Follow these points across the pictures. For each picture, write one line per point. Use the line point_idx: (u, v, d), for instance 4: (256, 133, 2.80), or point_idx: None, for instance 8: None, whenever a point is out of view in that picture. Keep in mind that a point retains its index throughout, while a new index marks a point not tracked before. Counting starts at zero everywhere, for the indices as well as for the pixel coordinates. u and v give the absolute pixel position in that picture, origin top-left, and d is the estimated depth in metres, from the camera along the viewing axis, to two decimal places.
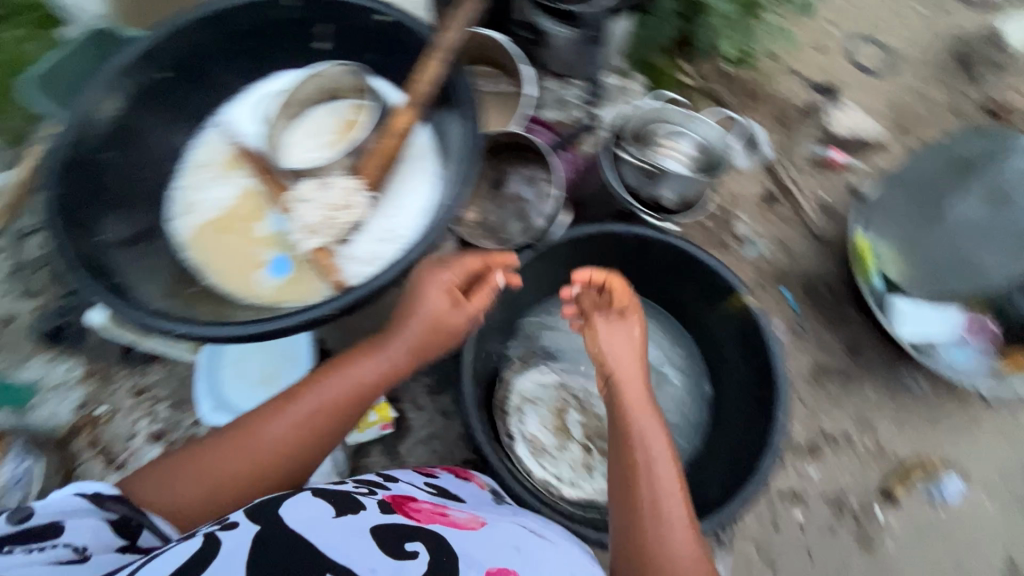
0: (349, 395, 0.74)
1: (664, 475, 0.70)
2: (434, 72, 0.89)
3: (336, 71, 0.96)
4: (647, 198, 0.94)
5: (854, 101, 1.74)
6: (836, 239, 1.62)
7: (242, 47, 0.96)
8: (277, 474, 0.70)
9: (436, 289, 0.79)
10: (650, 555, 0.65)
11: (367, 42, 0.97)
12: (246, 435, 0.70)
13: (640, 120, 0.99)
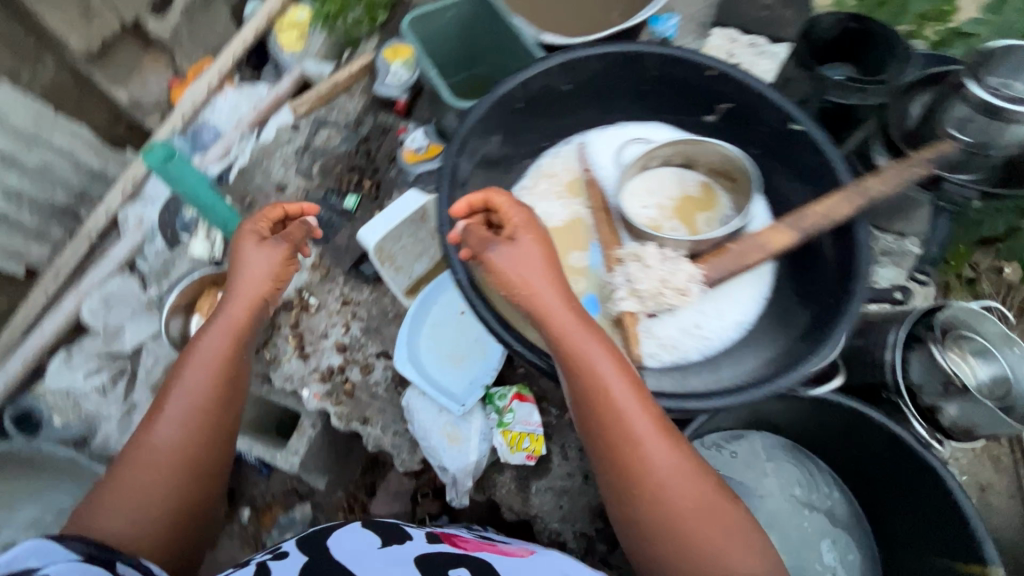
0: (229, 342, 0.78)
1: (662, 467, 0.61)
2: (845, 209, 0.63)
3: (721, 150, 0.70)
4: (923, 404, 0.80)
5: None
6: None
7: (650, 97, 0.75)
8: (212, 445, 0.73)
9: (255, 247, 0.84)
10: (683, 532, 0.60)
11: (766, 139, 0.72)
12: (144, 444, 0.70)
13: (950, 318, 0.85)
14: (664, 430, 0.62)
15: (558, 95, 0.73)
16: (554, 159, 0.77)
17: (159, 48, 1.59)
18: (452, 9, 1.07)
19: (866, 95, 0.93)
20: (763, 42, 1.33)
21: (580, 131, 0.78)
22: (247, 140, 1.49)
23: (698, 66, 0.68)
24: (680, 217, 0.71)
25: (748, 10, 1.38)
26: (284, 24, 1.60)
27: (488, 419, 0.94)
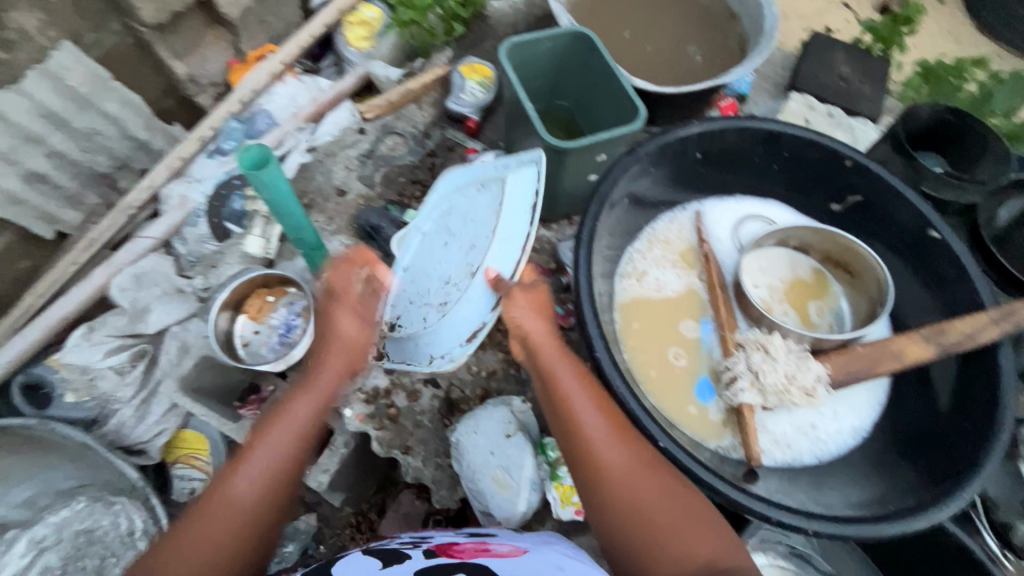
0: (295, 442, 0.76)
1: (620, 463, 0.63)
2: (978, 331, 0.67)
3: (841, 242, 0.75)
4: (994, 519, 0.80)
5: None
6: None
7: (775, 178, 0.82)
8: (270, 516, 0.71)
9: (343, 317, 0.86)
10: (652, 526, 0.59)
11: (890, 237, 0.78)
12: (225, 495, 0.70)
13: None
14: (621, 432, 0.66)
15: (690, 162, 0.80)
16: (669, 224, 0.82)
17: (224, 26, 1.54)
18: (551, 40, 1.05)
19: (962, 191, 0.92)
20: (838, 114, 1.34)
21: (699, 196, 0.83)
22: (302, 133, 1.45)
23: (835, 158, 0.76)
24: (792, 309, 0.76)
25: (825, 79, 1.39)
26: (353, 20, 1.57)
27: (539, 469, 0.92)
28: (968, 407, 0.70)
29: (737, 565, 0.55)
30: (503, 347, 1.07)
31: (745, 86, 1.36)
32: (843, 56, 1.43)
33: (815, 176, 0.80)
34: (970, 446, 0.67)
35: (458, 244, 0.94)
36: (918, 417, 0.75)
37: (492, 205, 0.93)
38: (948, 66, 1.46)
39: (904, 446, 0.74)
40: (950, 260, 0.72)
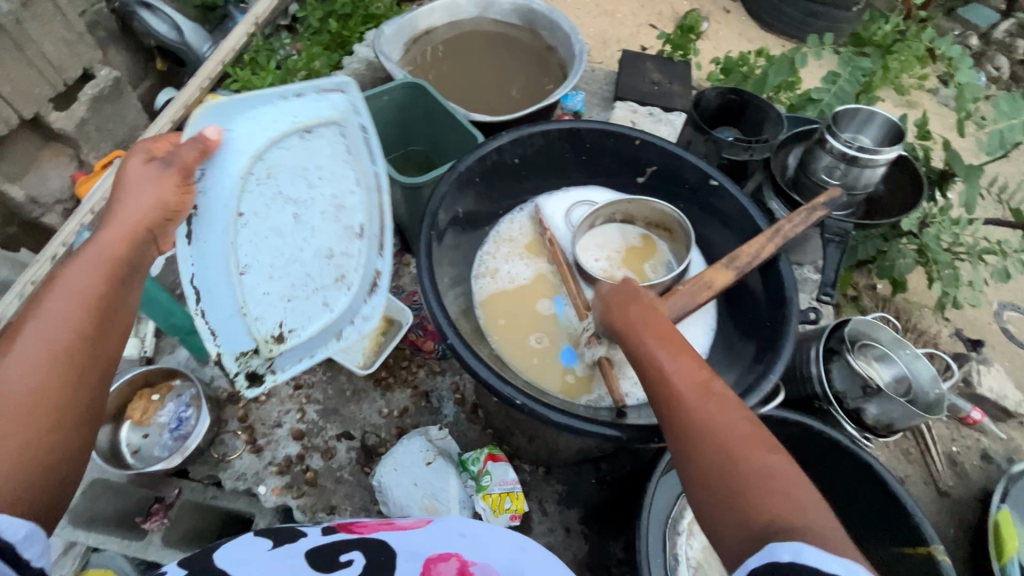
0: (92, 303, 0.59)
1: (709, 416, 0.54)
2: (759, 250, 0.77)
3: (645, 206, 0.88)
4: (848, 408, 0.93)
5: (1000, 369, 1.71)
6: (960, 499, 1.49)
7: (586, 167, 0.92)
8: (78, 424, 0.56)
9: (136, 168, 0.67)
10: (742, 483, 0.49)
11: (690, 193, 0.88)
12: (5, 384, 0.52)
13: (855, 329, 0.98)
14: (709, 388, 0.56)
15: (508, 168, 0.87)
16: (509, 225, 0.92)
17: (61, 141, 1.50)
18: (387, 93, 1.14)
19: (752, 152, 1.12)
20: (658, 112, 1.55)
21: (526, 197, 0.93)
22: None
23: (626, 140, 0.86)
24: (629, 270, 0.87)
25: (640, 85, 1.61)
26: (201, 111, 1.60)
27: (465, 487, 0.94)
28: (766, 310, 0.78)
29: (816, 527, 0.45)
30: (410, 382, 1.09)
31: (577, 104, 1.54)
32: (651, 65, 1.67)
33: (617, 160, 0.90)
34: (777, 333, 0.74)
35: (318, 207, 0.76)
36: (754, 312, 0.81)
37: (333, 150, 0.73)
38: (736, 58, 1.75)
39: (743, 334, 0.81)
40: (733, 202, 0.83)
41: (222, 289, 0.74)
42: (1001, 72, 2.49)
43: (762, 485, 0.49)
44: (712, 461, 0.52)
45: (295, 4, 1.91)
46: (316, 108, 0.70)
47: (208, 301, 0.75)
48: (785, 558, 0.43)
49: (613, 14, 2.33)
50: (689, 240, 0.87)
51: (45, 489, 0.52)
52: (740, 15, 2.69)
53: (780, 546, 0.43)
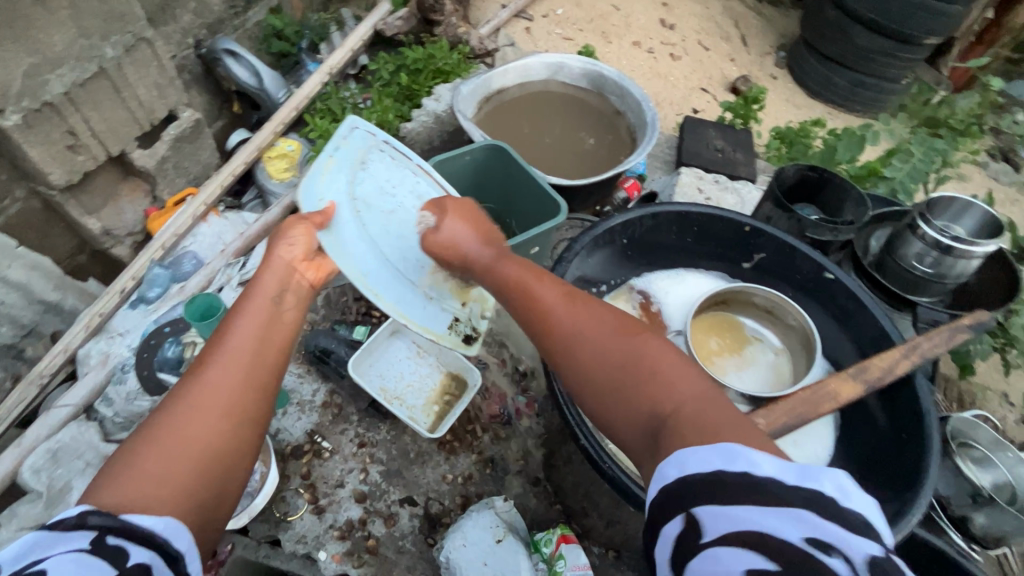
0: (263, 329, 0.63)
1: (575, 328, 0.62)
2: (892, 364, 0.72)
3: (761, 295, 0.85)
4: (954, 514, 0.87)
5: None
6: None
7: (691, 250, 0.92)
8: (240, 439, 0.58)
9: (280, 229, 0.74)
10: (645, 382, 0.55)
11: (801, 282, 0.88)
12: (194, 397, 0.57)
13: (954, 428, 0.94)
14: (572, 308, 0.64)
15: (618, 249, 0.88)
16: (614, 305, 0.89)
17: (139, 176, 1.54)
18: (470, 153, 1.17)
19: (837, 232, 1.09)
20: (722, 179, 1.54)
21: (635, 275, 0.92)
22: (233, 267, 1.44)
23: (738, 224, 0.87)
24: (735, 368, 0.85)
25: (704, 152, 1.62)
26: (272, 154, 1.67)
27: (537, 569, 0.89)
28: (902, 423, 0.74)
29: (684, 416, 0.51)
30: (475, 447, 1.06)
31: (642, 168, 1.55)
32: (714, 132, 1.69)
33: (723, 246, 0.91)
34: (917, 453, 0.70)
35: (408, 202, 0.94)
36: (881, 425, 0.77)
37: (384, 163, 0.94)
38: (797, 129, 1.76)
39: (871, 456, 0.77)
40: (851, 296, 0.82)
41: (394, 292, 0.86)
42: None
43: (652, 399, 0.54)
44: (595, 381, 0.58)
45: (365, 56, 1.99)
46: (363, 136, 0.93)
47: (393, 303, 0.85)
48: (674, 479, 0.46)
49: (666, 76, 2.39)
50: (803, 341, 0.84)
51: (205, 498, 0.54)
52: (787, 81, 2.74)
53: (685, 454, 0.47)
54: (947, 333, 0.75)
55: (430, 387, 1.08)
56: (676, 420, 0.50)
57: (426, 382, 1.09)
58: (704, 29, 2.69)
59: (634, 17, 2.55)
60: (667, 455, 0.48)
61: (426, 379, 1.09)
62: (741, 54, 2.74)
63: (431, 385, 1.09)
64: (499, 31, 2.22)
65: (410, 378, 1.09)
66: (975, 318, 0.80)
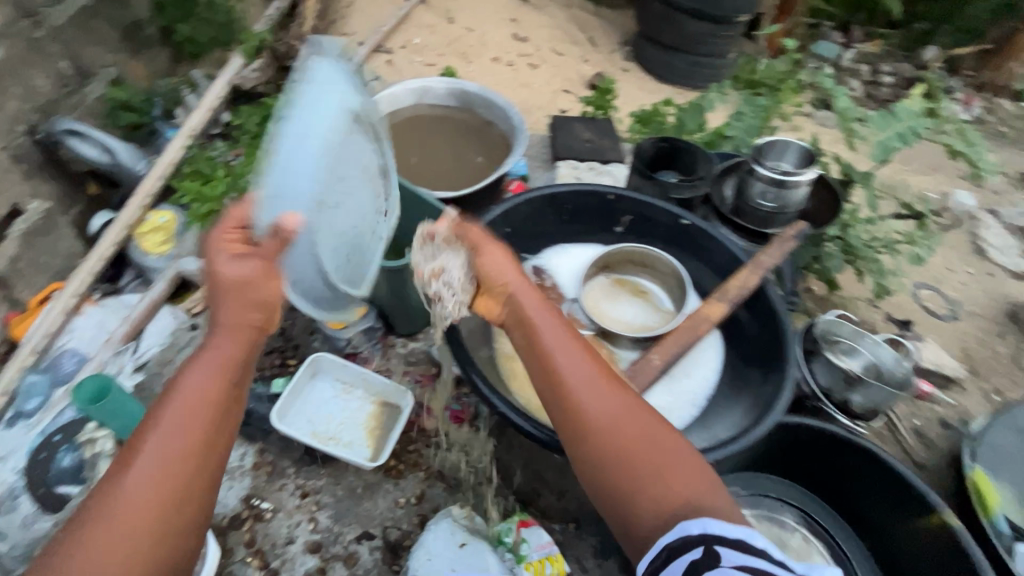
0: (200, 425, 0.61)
1: (597, 402, 0.64)
2: (748, 280, 0.86)
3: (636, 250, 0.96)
4: (837, 400, 1.01)
5: (931, 343, 1.98)
6: (935, 468, 1.67)
7: (568, 227, 1.01)
8: (174, 544, 0.57)
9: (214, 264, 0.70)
10: (656, 464, 0.60)
11: (664, 234, 0.99)
12: (121, 508, 0.56)
13: (821, 329, 1.10)
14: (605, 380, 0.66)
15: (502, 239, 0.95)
16: None
17: None
18: None
19: (696, 188, 1.25)
20: (596, 165, 1.68)
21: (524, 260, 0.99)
22: (123, 355, 1.33)
23: (603, 195, 0.96)
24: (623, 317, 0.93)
25: (575, 145, 1.76)
26: (144, 229, 1.55)
27: (504, 561, 0.92)
28: (765, 331, 0.86)
29: (698, 493, 0.58)
30: (421, 465, 1.07)
31: (523, 169, 1.64)
32: (580, 126, 1.83)
33: (592, 219, 1.01)
34: (778, 349, 0.83)
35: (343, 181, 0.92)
36: (749, 335, 0.89)
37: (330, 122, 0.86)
38: (650, 110, 1.97)
39: (749, 363, 0.88)
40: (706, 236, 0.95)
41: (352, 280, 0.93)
42: (858, 91, 3.03)
43: (664, 469, 0.60)
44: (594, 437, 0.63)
45: (227, 112, 1.94)
46: (329, 98, 0.82)
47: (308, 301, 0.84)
48: (696, 531, 0.55)
49: (529, 84, 2.55)
50: (675, 286, 0.96)
51: None
52: (637, 71, 3.02)
53: (688, 522, 0.56)
54: (779, 245, 0.91)
55: (363, 419, 1.07)
56: (692, 502, 0.57)
57: (356, 415, 1.08)
58: (554, 37, 2.91)
59: (488, 35, 2.70)
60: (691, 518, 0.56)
61: (355, 412, 1.08)
62: (592, 53, 2.99)
63: (364, 417, 1.08)
64: (361, 67, 2.26)
65: (340, 415, 1.07)
66: (797, 228, 0.95)
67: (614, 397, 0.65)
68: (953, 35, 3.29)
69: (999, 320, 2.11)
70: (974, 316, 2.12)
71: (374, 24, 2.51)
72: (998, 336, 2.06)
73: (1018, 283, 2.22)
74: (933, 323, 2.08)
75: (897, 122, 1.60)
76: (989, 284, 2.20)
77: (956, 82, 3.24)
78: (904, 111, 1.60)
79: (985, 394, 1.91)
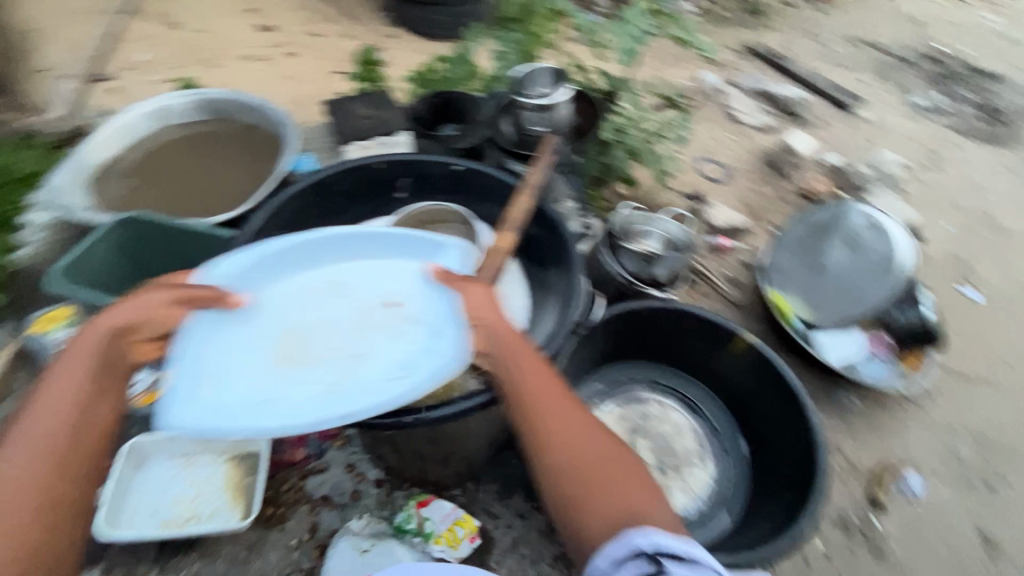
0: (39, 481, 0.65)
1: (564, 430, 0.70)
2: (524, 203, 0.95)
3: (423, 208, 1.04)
4: (646, 279, 1.14)
5: (720, 205, 2.33)
6: (750, 302, 2.00)
7: (352, 209, 1.06)
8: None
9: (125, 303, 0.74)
10: (610, 483, 0.67)
11: (443, 185, 1.07)
12: None
13: (620, 224, 1.21)
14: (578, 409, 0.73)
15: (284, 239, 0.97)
16: None
17: None
18: (102, 240, 1.01)
19: (475, 133, 1.28)
20: (385, 139, 1.64)
21: None
22: None
23: (370, 167, 1.02)
24: None
25: (357, 124, 1.68)
26: None
27: (414, 546, 0.94)
28: (547, 237, 0.99)
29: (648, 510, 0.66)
30: (302, 497, 1.00)
31: (311, 164, 1.55)
32: (356, 104, 1.75)
33: (370, 194, 1.07)
34: (562, 248, 0.96)
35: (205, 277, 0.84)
36: (545, 246, 1.01)
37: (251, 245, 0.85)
38: (422, 71, 1.95)
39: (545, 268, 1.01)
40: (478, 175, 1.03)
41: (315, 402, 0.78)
42: (605, 7, 3.33)
43: (617, 490, 0.67)
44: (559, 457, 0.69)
45: None
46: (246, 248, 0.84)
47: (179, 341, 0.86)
48: (643, 543, 0.61)
49: (295, 74, 2.36)
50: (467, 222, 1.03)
51: None
52: (404, 35, 2.95)
53: (637, 534, 0.62)
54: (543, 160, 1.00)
55: (216, 481, 0.96)
56: (631, 517, 0.64)
57: (205, 480, 0.96)
58: (306, 19, 2.70)
59: (230, 34, 2.42)
60: (631, 530, 0.63)
61: (204, 478, 0.97)
62: (354, 26, 2.85)
63: (215, 478, 0.97)
64: (80, 106, 1.89)
65: (187, 490, 0.95)
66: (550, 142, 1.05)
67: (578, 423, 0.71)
68: None
69: (762, 168, 2.54)
70: (745, 171, 2.53)
71: (79, 51, 2.10)
72: (764, 181, 2.48)
73: (766, 134, 2.68)
74: (716, 188, 2.45)
75: (630, 27, 1.78)
76: (745, 142, 2.64)
77: None
78: (632, 15, 1.78)
79: (768, 230, 2.31)
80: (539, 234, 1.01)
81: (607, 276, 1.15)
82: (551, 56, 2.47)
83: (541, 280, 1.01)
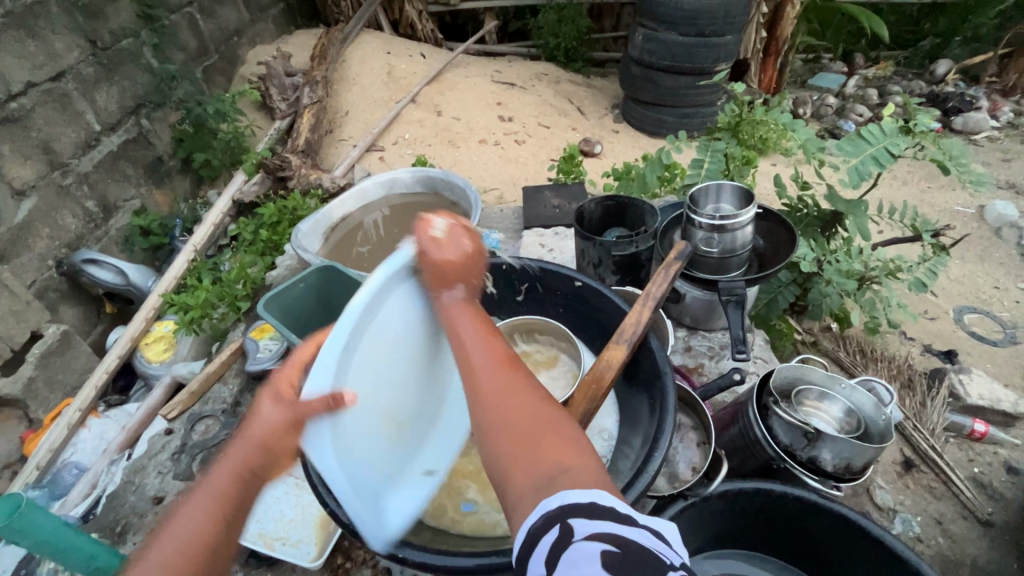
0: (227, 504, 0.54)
1: (494, 384, 0.61)
2: (641, 318, 0.89)
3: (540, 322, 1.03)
4: (803, 458, 0.89)
5: (982, 373, 1.74)
6: (1007, 524, 1.40)
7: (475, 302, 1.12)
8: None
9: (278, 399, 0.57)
10: (541, 446, 0.55)
11: (563, 298, 1.06)
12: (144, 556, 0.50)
13: (784, 378, 0.99)
14: (507, 365, 0.64)
15: None
16: None
17: (10, 405, 1.59)
18: (301, 280, 1.23)
19: (637, 243, 1.22)
20: (562, 229, 1.71)
21: None
22: (117, 463, 1.39)
23: (496, 267, 1.07)
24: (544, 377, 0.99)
25: (542, 212, 1.78)
26: (150, 339, 1.71)
27: None
28: (652, 376, 0.88)
29: (581, 473, 0.51)
30: (369, 561, 1.02)
31: (493, 242, 1.72)
32: (549, 192, 1.86)
33: (496, 292, 1.11)
34: (662, 389, 0.85)
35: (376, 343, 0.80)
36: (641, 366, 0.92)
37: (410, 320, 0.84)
38: (622, 168, 1.99)
39: (637, 401, 0.92)
40: (601, 295, 0.99)
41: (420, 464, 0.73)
42: (865, 115, 2.95)
43: (562, 460, 0.53)
44: (494, 419, 0.59)
45: (233, 224, 2.13)
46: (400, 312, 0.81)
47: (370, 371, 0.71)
48: (553, 506, 0.48)
49: (516, 158, 2.66)
50: (576, 339, 1.02)
51: None
52: (627, 131, 3.07)
53: (576, 493, 0.48)
54: (663, 271, 0.95)
55: (309, 513, 1.05)
56: (565, 476, 0.51)
57: (304, 509, 1.06)
58: (541, 111, 3.04)
59: (476, 120, 2.88)
60: (554, 490, 0.50)
61: (305, 508, 1.06)
62: (582, 119, 3.11)
63: (310, 510, 1.05)
64: (355, 168, 2.45)
65: (287, 513, 1.05)
66: (677, 249, 0.99)
67: (526, 396, 0.60)
68: (965, 42, 3.25)
69: None
70: None
71: (368, 126, 2.74)
72: None
73: None
74: (981, 350, 1.85)
75: (869, 146, 1.52)
76: None
77: (980, 88, 3.05)
78: (874, 133, 1.52)
79: None
80: (645, 364, 0.90)
81: (746, 440, 0.94)
82: (777, 162, 2.28)
83: (632, 413, 0.92)
